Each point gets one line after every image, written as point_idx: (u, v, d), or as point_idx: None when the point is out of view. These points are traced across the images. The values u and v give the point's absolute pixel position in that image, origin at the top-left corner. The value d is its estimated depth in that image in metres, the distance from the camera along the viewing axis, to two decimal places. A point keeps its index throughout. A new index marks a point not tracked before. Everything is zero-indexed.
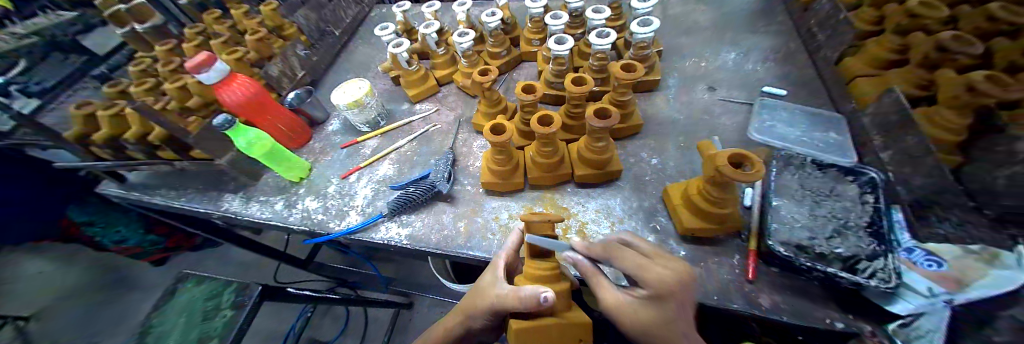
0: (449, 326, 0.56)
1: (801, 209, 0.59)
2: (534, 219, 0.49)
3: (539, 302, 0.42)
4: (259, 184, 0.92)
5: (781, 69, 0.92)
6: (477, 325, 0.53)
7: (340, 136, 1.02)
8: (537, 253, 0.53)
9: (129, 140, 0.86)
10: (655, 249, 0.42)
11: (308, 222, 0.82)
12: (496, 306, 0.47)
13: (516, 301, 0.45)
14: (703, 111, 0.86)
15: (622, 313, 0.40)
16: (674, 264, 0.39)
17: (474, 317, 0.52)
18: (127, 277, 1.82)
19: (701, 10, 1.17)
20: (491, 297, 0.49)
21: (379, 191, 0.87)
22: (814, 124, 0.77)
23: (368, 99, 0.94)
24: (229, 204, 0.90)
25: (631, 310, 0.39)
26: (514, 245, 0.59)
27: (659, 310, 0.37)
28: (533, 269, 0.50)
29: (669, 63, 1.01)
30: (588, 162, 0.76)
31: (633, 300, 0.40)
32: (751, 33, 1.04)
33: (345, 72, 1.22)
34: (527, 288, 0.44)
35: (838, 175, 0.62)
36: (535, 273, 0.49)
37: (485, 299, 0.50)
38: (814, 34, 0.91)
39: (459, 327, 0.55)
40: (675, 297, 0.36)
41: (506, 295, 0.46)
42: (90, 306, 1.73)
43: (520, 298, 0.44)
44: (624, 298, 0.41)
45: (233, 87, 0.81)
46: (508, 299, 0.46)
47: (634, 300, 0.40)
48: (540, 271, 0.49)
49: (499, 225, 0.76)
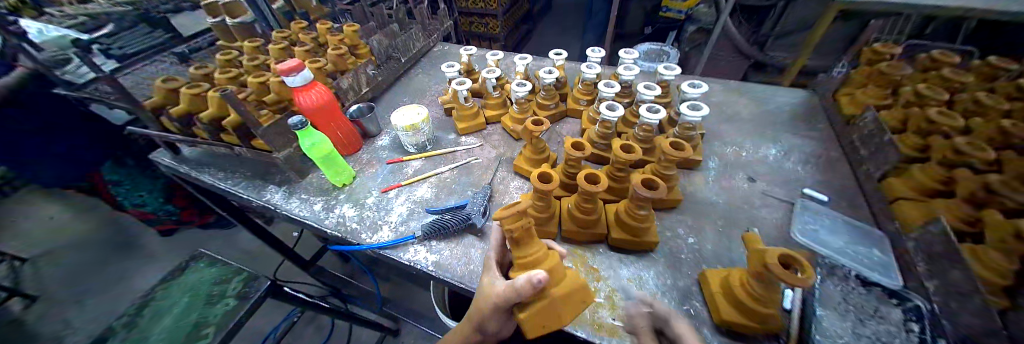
0: (467, 333, 0.58)
1: (843, 324, 0.58)
2: (504, 214, 0.51)
3: (533, 285, 0.45)
4: (303, 182, 0.95)
5: (821, 174, 0.95)
6: (492, 327, 0.55)
7: (387, 151, 1.07)
8: (518, 244, 0.56)
9: (207, 121, 0.94)
10: None
11: (342, 229, 0.84)
12: (499, 303, 0.50)
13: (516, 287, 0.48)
14: (741, 199, 0.88)
15: None
16: None
17: (488, 321, 0.53)
18: (134, 241, 1.80)
19: (743, 103, 1.24)
20: (494, 298, 0.51)
21: (414, 211, 0.89)
22: (856, 236, 0.77)
23: (423, 125, 1.00)
24: (269, 196, 0.92)
25: None
26: (499, 241, 0.62)
27: None
28: (520, 257, 0.55)
29: (709, 147, 1.06)
30: (625, 227, 0.77)
31: None
32: (792, 134, 1.09)
33: (402, 94, 1.31)
34: (521, 279, 0.46)
35: (882, 295, 0.62)
36: (525, 261, 0.54)
37: (489, 302, 0.51)
38: (857, 148, 0.95)
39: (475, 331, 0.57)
40: None
41: (506, 292, 0.48)
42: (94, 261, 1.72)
43: (517, 289, 0.46)
44: None
45: (310, 92, 0.87)
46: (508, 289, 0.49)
47: None
48: (527, 259, 0.54)
49: None
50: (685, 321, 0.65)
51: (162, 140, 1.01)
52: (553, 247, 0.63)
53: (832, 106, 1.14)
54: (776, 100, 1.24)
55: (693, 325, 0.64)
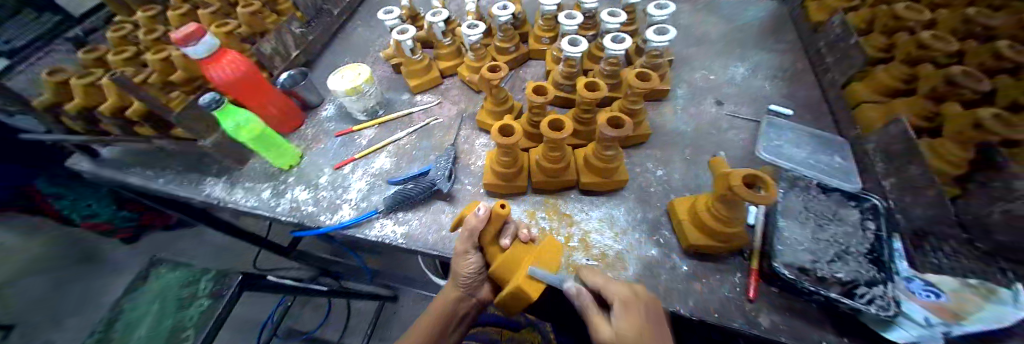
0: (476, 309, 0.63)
1: (804, 232, 0.59)
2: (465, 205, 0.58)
3: (478, 216, 0.52)
4: (243, 170, 0.85)
5: (787, 88, 0.93)
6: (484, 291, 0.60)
7: (334, 123, 0.96)
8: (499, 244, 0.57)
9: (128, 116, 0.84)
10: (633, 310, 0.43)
11: (297, 214, 0.75)
12: (468, 269, 0.55)
13: (465, 250, 0.55)
14: (709, 125, 0.86)
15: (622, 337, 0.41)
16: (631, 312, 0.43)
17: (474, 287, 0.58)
18: (108, 259, 1.67)
19: (711, 22, 1.17)
20: (469, 263, 0.56)
21: (374, 185, 0.80)
22: (819, 147, 0.77)
23: (367, 86, 0.89)
24: (211, 189, 0.82)
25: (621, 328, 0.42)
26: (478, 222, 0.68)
27: (638, 319, 0.42)
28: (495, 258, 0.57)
29: (677, 74, 1.01)
30: (595, 169, 0.75)
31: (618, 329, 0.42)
32: (759, 49, 1.05)
33: (342, 55, 1.18)
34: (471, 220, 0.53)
35: (841, 199, 0.63)
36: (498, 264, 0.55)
37: (466, 268, 0.56)
38: (822, 56, 0.93)
39: (455, 301, 0.57)
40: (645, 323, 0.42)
41: (464, 242, 0.54)
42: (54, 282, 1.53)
43: (471, 228, 0.52)
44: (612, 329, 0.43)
45: (222, 64, 0.74)
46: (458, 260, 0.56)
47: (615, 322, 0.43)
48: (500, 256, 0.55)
49: None
50: (656, 251, 0.66)
51: (68, 143, 0.87)
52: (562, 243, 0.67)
53: (800, 14, 1.08)
54: (744, 16, 1.17)
55: (662, 255, 0.66)
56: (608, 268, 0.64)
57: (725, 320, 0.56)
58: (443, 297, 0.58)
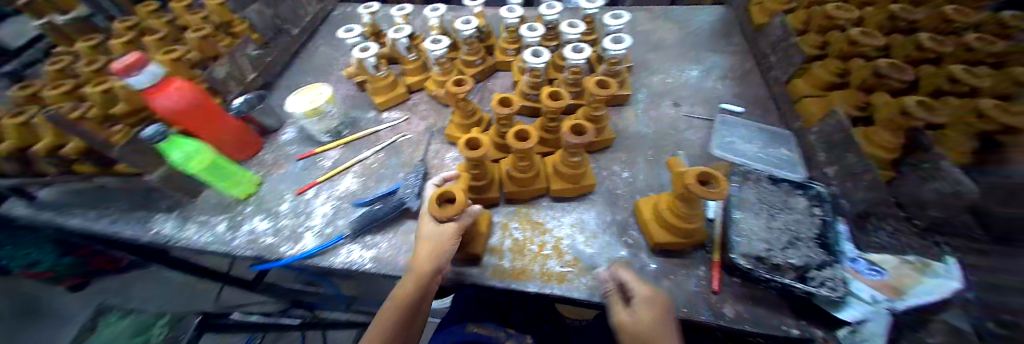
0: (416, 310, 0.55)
1: (759, 222, 0.63)
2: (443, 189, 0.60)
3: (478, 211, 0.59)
4: (196, 203, 0.81)
5: (738, 87, 0.99)
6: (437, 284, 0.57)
7: (295, 146, 0.94)
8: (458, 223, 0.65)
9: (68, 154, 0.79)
10: (651, 308, 0.46)
11: (257, 246, 0.71)
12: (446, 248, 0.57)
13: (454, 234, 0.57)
14: (669, 126, 0.90)
15: (632, 324, 0.46)
16: (646, 311, 0.46)
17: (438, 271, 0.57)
18: (50, 308, 1.51)
19: (666, 28, 1.23)
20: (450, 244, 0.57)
21: (340, 208, 0.78)
22: (768, 141, 0.83)
23: (329, 106, 0.88)
24: (161, 227, 0.77)
25: (636, 319, 0.46)
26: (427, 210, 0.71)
27: (654, 314, 0.46)
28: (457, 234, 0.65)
29: (637, 79, 1.05)
30: (563, 176, 0.76)
31: (635, 316, 0.47)
32: (711, 52, 1.11)
33: (305, 75, 1.16)
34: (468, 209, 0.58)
35: (790, 189, 0.67)
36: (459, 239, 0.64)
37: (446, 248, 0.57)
38: (767, 55, 1.00)
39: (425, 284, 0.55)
40: (658, 324, 0.45)
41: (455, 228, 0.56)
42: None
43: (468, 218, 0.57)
44: (629, 318, 0.48)
45: (168, 92, 0.70)
46: (444, 238, 0.56)
47: (633, 313, 0.48)
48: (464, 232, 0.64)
49: (495, 246, 0.72)
50: (625, 252, 0.68)
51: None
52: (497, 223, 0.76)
53: (745, 17, 1.15)
54: (695, 21, 1.24)
55: (632, 255, 0.67)
56: (582, 274, 0.65)
57: (693, 313, 0.57)
58: (417, 272, 0.54)
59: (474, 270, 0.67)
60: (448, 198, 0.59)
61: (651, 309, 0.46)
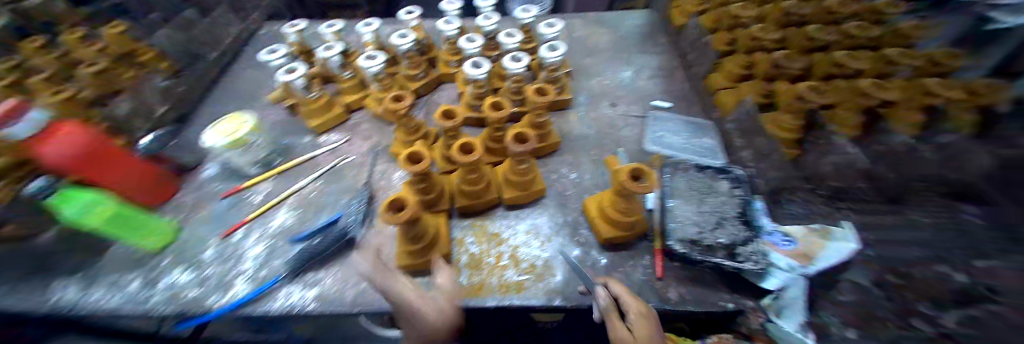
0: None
1: (690, 207, 0.68)
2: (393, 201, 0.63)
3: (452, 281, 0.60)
4: (104, 261, 0.72)
5: (666, 83, 1.08)
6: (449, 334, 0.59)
7: (219, 183, 0.87)
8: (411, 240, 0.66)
9: None
10: (647, 323, 0.49)
11: (180, 303, 0.64)
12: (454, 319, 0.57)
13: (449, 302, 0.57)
14: (608, 124, 0.95)
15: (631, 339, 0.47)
16: (643, 326, 0.48)
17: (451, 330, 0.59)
18: None
19: (600, 33, 1.31)
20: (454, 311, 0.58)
21: (276, 247, 0.73)
22: (694, 132, 0.91)
23: (252, 136, 0.82)
24: (61, 293, 0.67)
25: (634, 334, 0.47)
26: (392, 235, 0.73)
27: (649, 329, 0.48)
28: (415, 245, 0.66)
29: (577, 82, 1.10)
30: (512, 184, 0.78)
31: (632, 330, 0.48)
32: (641, 53, 1.20)
33: (231, 104, 1.10)
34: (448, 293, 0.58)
35: (714, 174, 0.74)
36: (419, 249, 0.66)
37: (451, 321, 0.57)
38: (688, 54, 1.09)
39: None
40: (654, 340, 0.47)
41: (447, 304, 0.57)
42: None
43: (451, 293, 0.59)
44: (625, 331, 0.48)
45: (57, 141, 0.62)
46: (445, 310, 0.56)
47: (629, 327, 0.49)
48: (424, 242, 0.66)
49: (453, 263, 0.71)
50: (578, 251, 0.70)
51: None
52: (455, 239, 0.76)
53: (666, 19, 1.26)
54: (625, 24, 1.33)
55: (583, 253, 0.70)
56: (539, 279, 0.66)
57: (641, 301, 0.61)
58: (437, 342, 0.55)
59: None
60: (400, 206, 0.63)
61: (647, 325, 0.48)
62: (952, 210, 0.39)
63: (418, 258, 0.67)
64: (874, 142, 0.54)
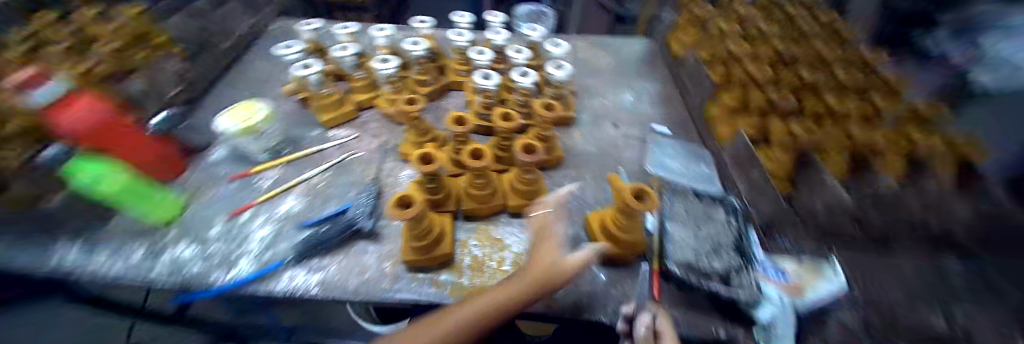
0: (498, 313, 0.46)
1: (688, 232, 0.70)
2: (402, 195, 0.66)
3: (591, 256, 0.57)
4: (109, 227, 0.71)
5: (666, 109, 1.12)
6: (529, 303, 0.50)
7: (226, 166, 0.87)
8: (417, 240, 0.67)
9: None
10: None
11: (180, 278, 0.64)
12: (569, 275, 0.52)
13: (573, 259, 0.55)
14: (611, 143, 0.99)
15: None
16: None
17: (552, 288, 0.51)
18: None
19: (603, 56, 1.36)
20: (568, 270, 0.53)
21: (281, 232, 0.73)
22: (692, 159, 0.94)
23: (265, 126, 0.84)
24: (61, 254, 0.66)
25: None
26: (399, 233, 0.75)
27: None
28: (420, 242, 0.67)
29: (582, 100, 1.14)
30: (519, 192, 0.81)
31: None
32: (645, 78, 1.25)
33: (239, 94, 1.12)
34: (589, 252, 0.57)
35: (711, 202, 0.77)
36: (423, 246, 0.67)
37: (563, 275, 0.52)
38: (689, 84, 1.14)
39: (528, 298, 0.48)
40: None
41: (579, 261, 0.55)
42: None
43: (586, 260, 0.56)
44: None
45: (71, 111, 0.65)
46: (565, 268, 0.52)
47: None
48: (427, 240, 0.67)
49: (456, 265, 0.72)
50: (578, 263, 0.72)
51: None
52: (458, 241, 0.77)
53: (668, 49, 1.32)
54: (629, 50, 1.39)
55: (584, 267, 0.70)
56: None
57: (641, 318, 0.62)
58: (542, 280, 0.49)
59: (432, 291, 0.66)
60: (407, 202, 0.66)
61: None
62: (937, 254, 0.42)
63: (424, 254, 0.68)
64: (864, 185, 0.56)
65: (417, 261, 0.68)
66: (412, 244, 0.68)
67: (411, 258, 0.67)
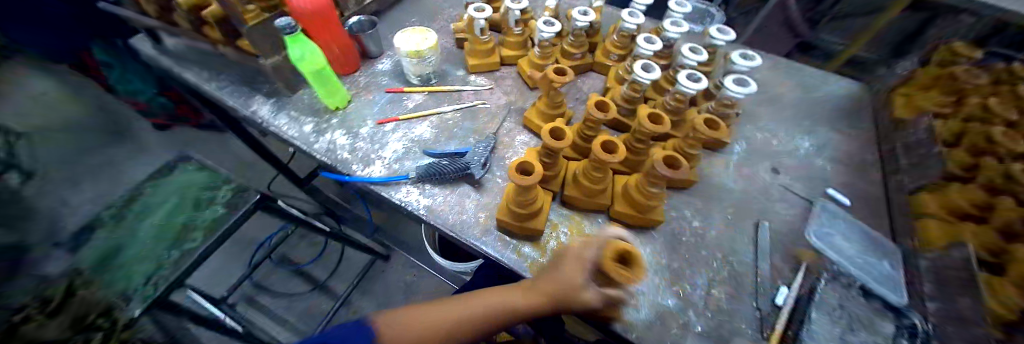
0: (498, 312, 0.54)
1: (834, 329, 0.57)
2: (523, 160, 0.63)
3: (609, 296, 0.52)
4: (293, 97, 0.90)
5: (846, 175, 0.89)
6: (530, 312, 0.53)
7: (388, 78, 0.98)
8: (518, 204, 0.64)
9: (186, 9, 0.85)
10: None
11: (331, 157, 0.77)
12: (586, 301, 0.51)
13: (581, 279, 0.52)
14: (759, 191, 0.83)
15: None
16: None
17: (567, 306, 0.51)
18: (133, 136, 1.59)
19: (783, 87, 1.12)
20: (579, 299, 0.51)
21: (410, 151, 0.80)
22: (870, 246, 0.71)
23: (430, 53, 0.90)
24: (257, 108, 0.87)
25: None
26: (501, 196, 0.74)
27: None
28: (524, 211, 0.65)
29: (737, 127, 0.99)
30: (632, 202, 0.73)
31: None
32: (830, 129, 1.00)
33: (412, 17, 1.22)
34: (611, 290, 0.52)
35: (882, 309, 0.61)
36: (526, 214, 0.64)
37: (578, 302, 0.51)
38: (897, 156, 0.87)
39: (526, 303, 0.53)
40: None
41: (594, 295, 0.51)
42: (99, 259, 0.86)
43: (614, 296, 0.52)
44: None
45: None
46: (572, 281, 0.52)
47: None
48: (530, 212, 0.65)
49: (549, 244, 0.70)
50: (673, 302, 0.62)
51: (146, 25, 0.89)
52: (552, 220, 0.76)
53: (882, 102, 1.02)
54: (821, 90, 1.11)
55: (678, 305, 0.61)
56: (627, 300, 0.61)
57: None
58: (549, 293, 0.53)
59: (512, 257, 0.67)
60: (525, 170, 0.64)
61: None
62: None
63: (523, 222, 0.67)
64: None
65: (515, 227, 0.67)
66: (514, 206, 0.65)
67: (508, 221, 0.67)
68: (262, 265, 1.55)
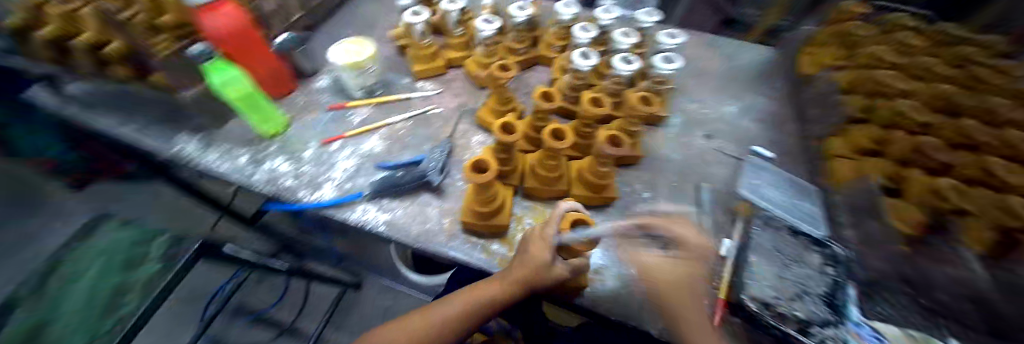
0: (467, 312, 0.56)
1: (772, 268, 0.59)
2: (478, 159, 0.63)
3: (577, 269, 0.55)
4: (225, 130, 0.85)
5: (770, 132, 0.99)
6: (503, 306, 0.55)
7: (330, 96, 0.95)
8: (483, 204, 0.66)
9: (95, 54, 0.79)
10: None
11: (274, 187, 0.73)
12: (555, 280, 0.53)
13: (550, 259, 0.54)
14: (699, 157, 0.90)
15: None
16: None
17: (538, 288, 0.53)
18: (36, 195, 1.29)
19: (711, 58, 1.22)
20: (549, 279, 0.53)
21: (362, 167, 0.79)
22: (796, 190, 0.77)
23: (370, 63, 0.89)
24: (183, 146, 0.81)
25: None
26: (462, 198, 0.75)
27: None
28: (484, 208, 0.66)
29: (674, 101, 1.06)
30: (588, 184, 0.76)
31: None
32: (753, 92, 1.11)
33: (350, 30, 1.20)
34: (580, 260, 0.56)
35: (807, 243, 0.64)
36: (487, 212, 0.65)
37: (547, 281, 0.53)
38: (808, 108, 0.97)
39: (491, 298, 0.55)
40: None
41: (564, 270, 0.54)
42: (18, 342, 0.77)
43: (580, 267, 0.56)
44: None
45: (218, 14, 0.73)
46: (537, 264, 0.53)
47: None
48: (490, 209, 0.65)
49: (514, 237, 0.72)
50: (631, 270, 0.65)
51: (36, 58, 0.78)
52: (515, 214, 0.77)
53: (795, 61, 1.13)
54: (743, 58, 1.22)
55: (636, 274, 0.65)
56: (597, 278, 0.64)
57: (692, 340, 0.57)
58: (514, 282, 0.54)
59: (478, 255, 0.67)
60: (480, 168, 0.65)
61: None
62: None
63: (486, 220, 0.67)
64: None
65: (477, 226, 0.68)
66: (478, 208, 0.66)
67: (473, 223, 0.67)
68: (217, 320, 1.44)
